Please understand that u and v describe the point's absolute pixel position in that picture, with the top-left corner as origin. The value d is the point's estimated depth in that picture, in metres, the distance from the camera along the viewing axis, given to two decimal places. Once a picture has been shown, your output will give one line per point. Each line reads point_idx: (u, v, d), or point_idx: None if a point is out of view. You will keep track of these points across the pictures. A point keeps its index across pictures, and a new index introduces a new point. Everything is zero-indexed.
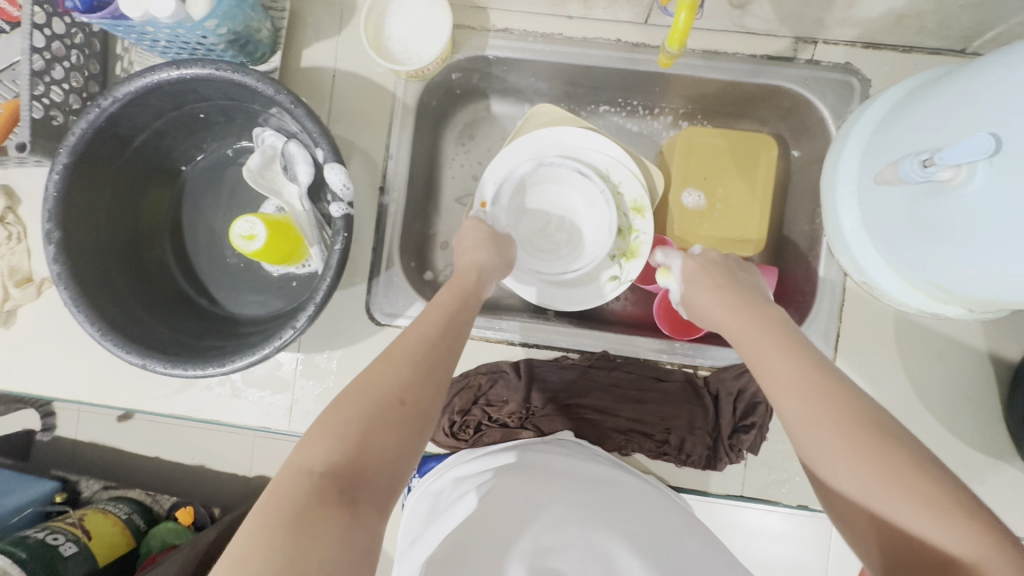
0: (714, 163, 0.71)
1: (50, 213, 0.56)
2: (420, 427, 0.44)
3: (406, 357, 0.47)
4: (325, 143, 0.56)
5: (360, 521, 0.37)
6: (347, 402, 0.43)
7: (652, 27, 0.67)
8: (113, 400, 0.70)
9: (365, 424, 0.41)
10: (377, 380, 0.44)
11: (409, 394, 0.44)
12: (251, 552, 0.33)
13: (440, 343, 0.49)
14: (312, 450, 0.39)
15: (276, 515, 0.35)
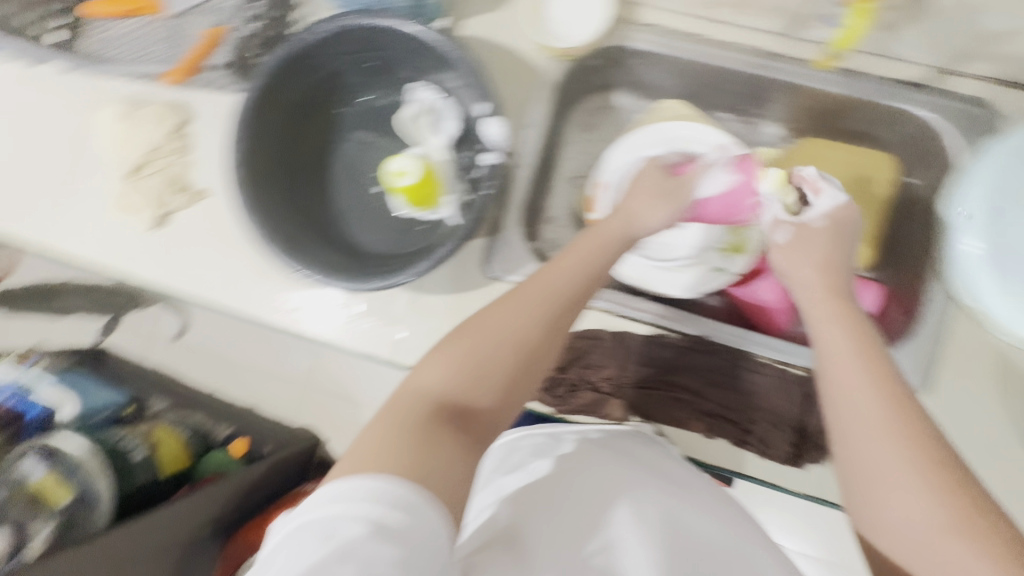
0: (830, 174, 0.75)
1: (241, 126, 0.64)
2: (524, 368, 0.52)
3: (527, 304, 0.54)
4: (490, 99, 0.62)
5: (464, 445, 0.47)
6: (468, 337, 0.52)
7: (793, 40, 0.71)
8: (243, 308, 0.77)
9: (480, 357, 0.51)
10: (495, 322, 0.52)
11: (522, 343, 0.52)
12: (383, 445, 0.44)
13: (565, 295, 0.55)
14: (434, 373, 0.50)
15: (399, 417, 0.47)
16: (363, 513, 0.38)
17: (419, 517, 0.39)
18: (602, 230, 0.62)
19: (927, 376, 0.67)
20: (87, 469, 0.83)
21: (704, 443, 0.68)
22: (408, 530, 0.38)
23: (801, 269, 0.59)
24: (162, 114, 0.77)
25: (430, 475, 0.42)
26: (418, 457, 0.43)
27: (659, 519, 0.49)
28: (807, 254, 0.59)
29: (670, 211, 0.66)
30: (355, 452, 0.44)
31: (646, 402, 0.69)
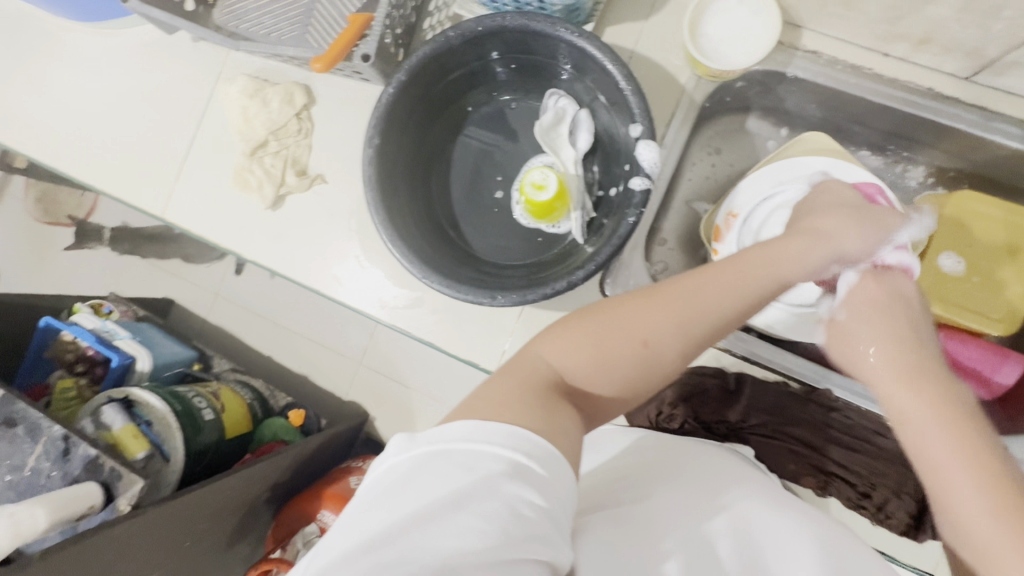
0: (982, 232, 0.70)
1: (377, 120, 0.62)
2: (649, 374, 0.44)
3: (673, 307, 0.44)
4: (644, 120, 0.58)
5: (581, 427, 0.42)
6: (596, 321, 0.44)
7: (971, 84, 0.66)
8: (348, 299, 0.77)
9: (608, 349, 0.44)
10: (631, 317, 0.44)
11: (652, 338, 0.44)
12: (501, 402, 0.39)
13: (725, 313, 0.46)
14: (557, 348, 0.44)
15: (516, 382, 0.42)
16: (505, 454, 0.36)
17: (553, 476, 0.36)
18: (774, 247, 0.53)
19: None
20: (164, 419, 0.92)
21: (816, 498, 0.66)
22: (545, 484, 0.36)
23: (866, 341, 0.48)
24: (290, 93, 0.77)
25: (556, 439, 0.38)
26: (546, 412, 0.39)
27: (777, 525, 0.46)
28: (870, 315, 0.49)
29: (867, 237, 0.51)
30: (475, 393, 0.41)
31: (759, 449, 0.67)
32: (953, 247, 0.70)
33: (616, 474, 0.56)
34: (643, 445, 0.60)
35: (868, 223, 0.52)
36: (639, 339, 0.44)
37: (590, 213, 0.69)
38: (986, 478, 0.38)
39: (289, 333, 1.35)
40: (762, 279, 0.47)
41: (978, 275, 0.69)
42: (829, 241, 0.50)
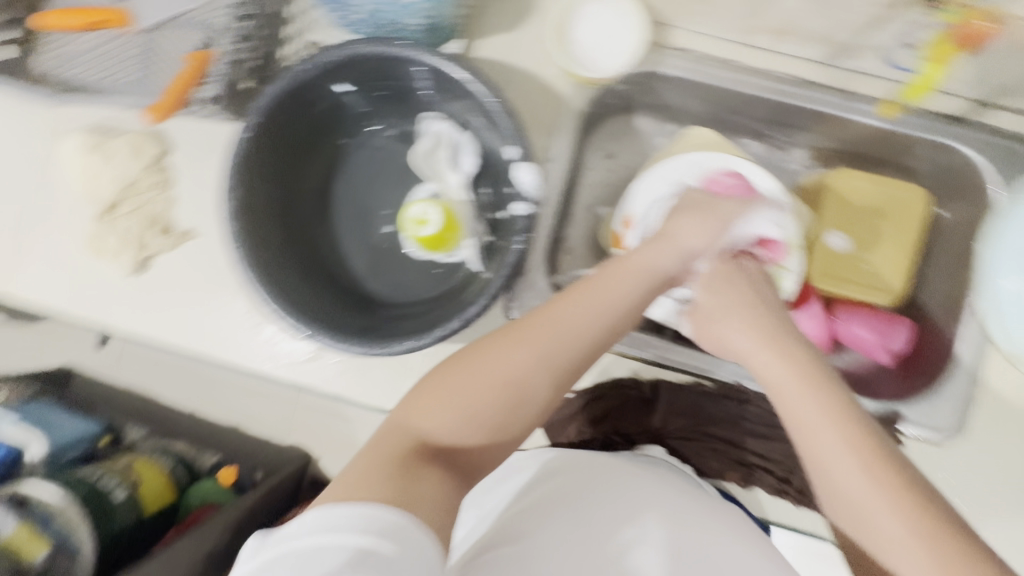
0: (861, 208, 0.72)
1: (233, 171, 0.56)
2: (514, 414, 0.45)
3: (528, 344, 0.46)
4: (520, 142, 0.56)
5: (449, 485, 0.41)
6: (456, 373, 0.45)
7: (833, 69, 0.67)
8: (239, 361, 0.70)
9: (469, 400, 0.44)
10: (490, 361, 0.45)
11: (521, 381, 0.45)
12: (361, 480, 0.38)
13: (582, 339, 0.48)
14: (423, 413, 0.44)
15: (375, 458, 0.41)
16: (347, 540, 0.33)
17: (403, 553, 0.34)
18: (626, 262, 0.54)
19: (965, 419, 0.66)
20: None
21: (744, 491, 0.67)
22: (392, 564, 0.33)
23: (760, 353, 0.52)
24: (138, 144, 0.69)
25: (410, 509, 0.37)
26: (401, 486, 0.38)
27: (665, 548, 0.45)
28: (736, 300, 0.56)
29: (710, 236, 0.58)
30: (333, 483, 0.39)
31: (684, 451, 0.68)
32: (838, 227, 0.73)
33: (518, 499, 0.53)
34: (547, 467, 0.57)
35: (701, 216, 0.59)
36: (506, 382, 0.45)
37: (485, 238, 0.66)
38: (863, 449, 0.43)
39: None
40: (614, 298, 0.50)
41: (865, 250, 0.72)
42: (673, 243, 0.56)
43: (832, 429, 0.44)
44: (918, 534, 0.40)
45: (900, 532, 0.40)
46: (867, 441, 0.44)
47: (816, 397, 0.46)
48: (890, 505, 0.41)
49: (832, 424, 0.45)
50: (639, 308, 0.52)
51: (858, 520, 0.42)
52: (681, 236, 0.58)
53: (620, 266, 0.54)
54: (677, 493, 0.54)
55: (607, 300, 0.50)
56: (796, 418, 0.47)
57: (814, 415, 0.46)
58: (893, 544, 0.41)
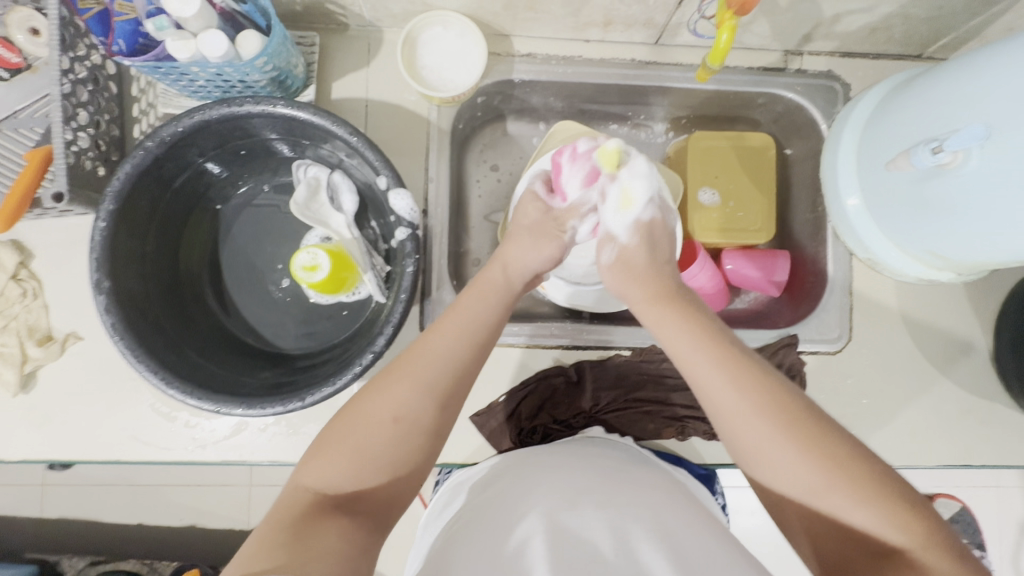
0: (722, 162, 0.79)
1: (98, 264, 0.54)
2: (411, 446, 0.49)
3: (413, 382, 0.50)
4: (386, 170, 0.57)
5: (350, 531, 0.43)
6: (346, 426, 0.48)
7: (661, 47, 0.74)
8: (158, 456, 0.66)
9: (364, 446, 0.47)
10: (376, 406, 0.49)
11: (403, 412, 0.49)
12: (257, 546, 0.40)
13: (457, 355, 0.52)
14: (317, 469, 0.47)
15: (274, 523, 0.43)
16: None
17: None
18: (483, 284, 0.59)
19: (850, 326, 0.73)
20: None
21: (681, 444, 0.71)
22: None
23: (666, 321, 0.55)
24: None
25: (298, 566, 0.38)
26: (292, 545, 0.40)
27: (581, 524, 0.47)
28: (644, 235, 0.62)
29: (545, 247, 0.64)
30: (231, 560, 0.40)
31: (621, 422, 0.72)
32: (707, 183, 0.79)
33: (463, 523, 0.53)
34: (484, 486, 0.59)
35: (539, 240, 0.64)
36: (391, 418, 0.48)
37: (383, 269, 0.67)
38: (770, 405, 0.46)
39: (139, 490, 1.07)
40: (470, 323, 0.55)
41: (733, 200, 0.79)
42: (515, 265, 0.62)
43: (734, 397, 0.47)
44: (822, 463, 0.43)
45: (809, 474, 0.43)
46: (774, 392, 0.47)
47: (722, 368, 0.49)
48: (798, 454, 0.44)
49: (727, 382, 0.48)
50: (487, 322, 0.56)
51: (770, 475, 0.46)
52: (516, 257, 0.62)
53: (480, 288, 0.59)
54: (607, 473, 0.56)
55: (462, 316, 0.55)
56: (707, 391, 0.49)
57: (726, 396, 0.48)
58: (816, 491, 0.43)
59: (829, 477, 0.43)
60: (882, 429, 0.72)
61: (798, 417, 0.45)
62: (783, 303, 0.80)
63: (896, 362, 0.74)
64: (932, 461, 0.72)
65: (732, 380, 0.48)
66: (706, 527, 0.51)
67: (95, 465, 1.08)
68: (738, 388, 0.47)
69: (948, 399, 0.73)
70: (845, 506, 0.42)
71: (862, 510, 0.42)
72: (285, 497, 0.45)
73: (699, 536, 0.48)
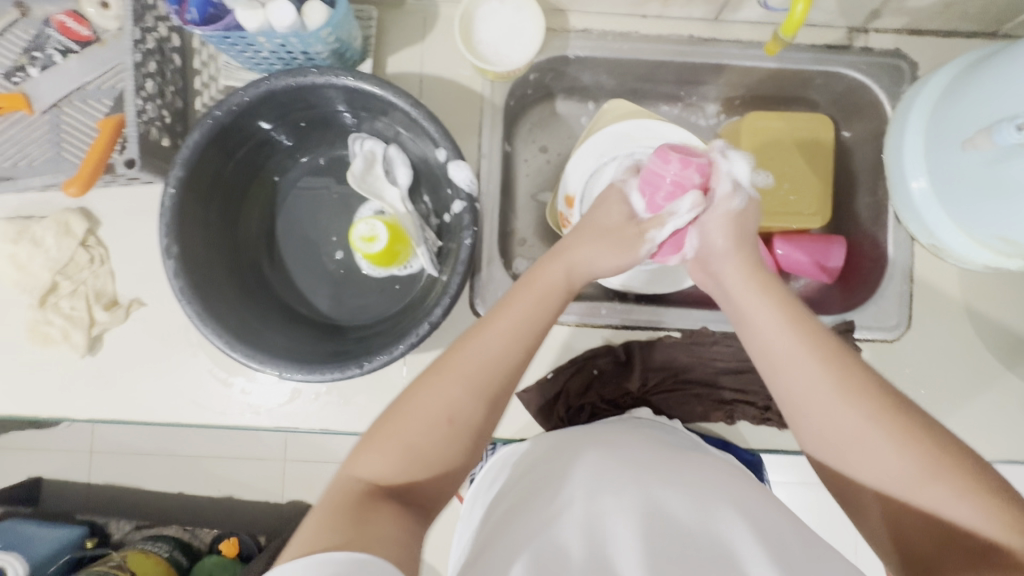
0: (777, 143, 0.77)
1: (167, 229, 0.55)
2: (459, 446, 0.49)
3: (464, 384, 0.49)
4: (446, 142, 0.57)
5: (408, 520, 0.44)
6: (401, 422, 0.48)
7: (720, 23, 0.72)
8: (215, 420, 0.68)
9: (413, 442, 0.47)
10: (427, 404, 0.48)
11: (455, 413, 0.49)
12: (317, 530, 0.41)
13: (510, 357, 0.51)
14: (366, 459, 0.47)
15: (329, 508, 0.43)
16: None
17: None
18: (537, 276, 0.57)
19: (908, 315, 0.71)
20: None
21: (728, 429, 0.70)
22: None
23: (752, 303, 0.54)
24: (65, 224, 0.67)
25: (367, 544, 0.39)
26: (355, 525, 0.41)
27: (645, 502, 0.47)
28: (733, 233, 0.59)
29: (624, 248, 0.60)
30: (294, 537, 0.41)
31: (668, 405, 0.71)
32: (760, 165, 0.77)
33: (517, 497, 0.54)
34: (534, 463, 0.59)
35: (613, 242, 0.59)
36: (443, 419, 0.48)
37: (435, 243, 0.67)
38: (860, 394, 0.46)
39: (183, 457, 1.11)
40: (524, 322, 0.53)
41: (788, 182, 0.77)
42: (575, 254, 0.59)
43: (820, 374, 0.48)
44: (924, 461, 0.43)
45: (910, 469, 0.43)
46: (862, 387, 0.46)
47: (806, 357, 0.49)
48: (897, 450, 0.44)
49: (815, 367, 0.48)
50: (543, 316, 0.55)
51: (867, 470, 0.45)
52: (584, 258, 0.59)
53: (539, 280, 0.57)
54: (662, 454, 0.56)
55: (518, 309, 0.54)
56: (801, 386, 0.48)
57: (795, 376, 0.49)
58: (912, 484, 0.43)
59: (926, 469, 0.43)
60: (939, 421, 0.70)
61: (887, 409, 0.45)
62: (835, 291, 0.78)
63: (955, 352, 0.71)
64: (991, 456, 0.70)
65: (823, 361, 0.48)
66: (769, 505, 0.50)
67: (143, 434, 1.11)
68: (823, 370, 0.48)
69: (1011, 392, 0.70)
70: (941, 498, 0.42)
71: (964, 505, 0.41)
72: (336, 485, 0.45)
73: (771, 522, 0.46)
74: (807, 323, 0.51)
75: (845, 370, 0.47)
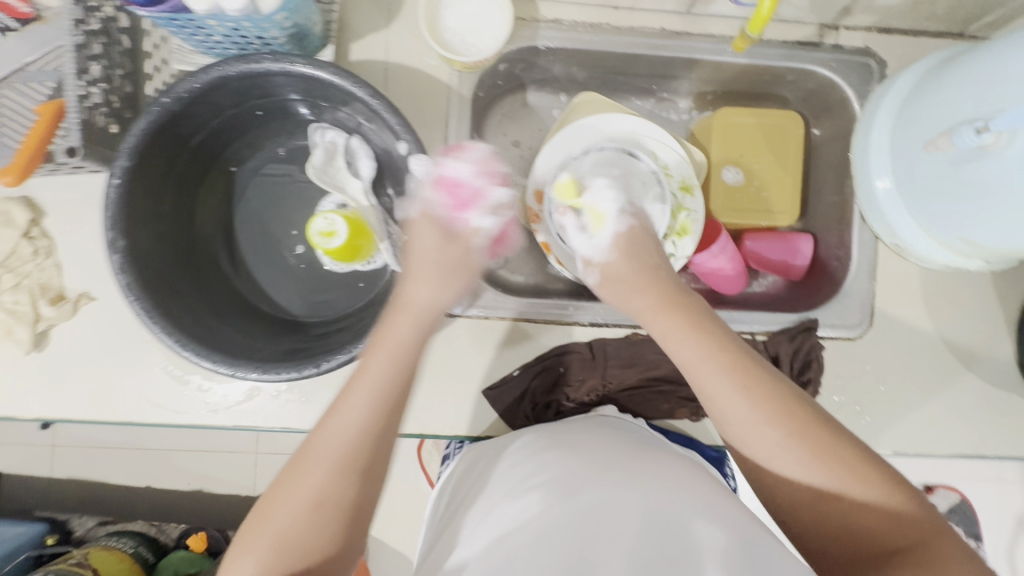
0: (747, 140, 0.76)
1: (112, 222, 0.53)
2: (333, 532, 0.45)
3: (335, 449, 0.47)
4: (408, 135, 0.55)
5: None
6: (281, 496, 0.46)
7: (692, 16, 0.71)
8: (170, 419, 0.66)
9: (284, 539, 0.44)
10: (294, 492, 0.46)
11: (325, 494, 0.46)
12: None
13: (372, 419, 0.48)
14: (240, 562, 0.44)
15: None
16: None
17: None
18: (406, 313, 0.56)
19: (871, 313, 0.72)
20: None
21: (693, 425, 0.70)
22: None
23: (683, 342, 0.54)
24: (6, 213, 0.64)
25: None
26: None
27: (611, 510, 0.46)
28: (629, 260, 0.63)
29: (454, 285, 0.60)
30: None
31: (634, 402, 0.71)
32: (730, 161, 0.77)
33: (485, 508, 0.53)
34: (504, 469, 0.58)
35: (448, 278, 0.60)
36: (310, 501, 0.45)
37: (400, 238, 0.65)
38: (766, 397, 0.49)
39: (148, 452, 1.08)
40: (387, 373, 0.50)
41: (758, 179, 0.77)
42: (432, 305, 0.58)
43: (726, 382, 0.50)
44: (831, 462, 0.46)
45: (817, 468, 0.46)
46: (766, 395, 0.49)
47: (716, 365, 0.51)
48: (811, 460, 0.46)
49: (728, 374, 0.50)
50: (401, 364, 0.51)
51: (778, 467, 0.48)
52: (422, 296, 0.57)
53: (387, 343, 0.53)
54: (630, 454, 0.55)
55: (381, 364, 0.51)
56: (706, 390, 0.51)
57: (732, 401, 0.50)
58: (827, 493, 0.45)
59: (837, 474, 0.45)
60: (898, 416, 0.71)
61: (785, 407, 0.49)
62: (802, 288, 0.79)
63: (915, 349, 0.73)
64: (946, 450, 0.72)
65: (742, 386, 0.49)
66: (738, 511, 0.50)
67: (106, 428, 1.08)
68: (750, 399, 0.49)
69: (967, 389, 0.72)
70: (820, 476, 0.46)
71: (873, 497, 0.44)
72: None
73: (732, 520, 0.47)
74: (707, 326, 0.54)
75: (754, 373, 0.50)
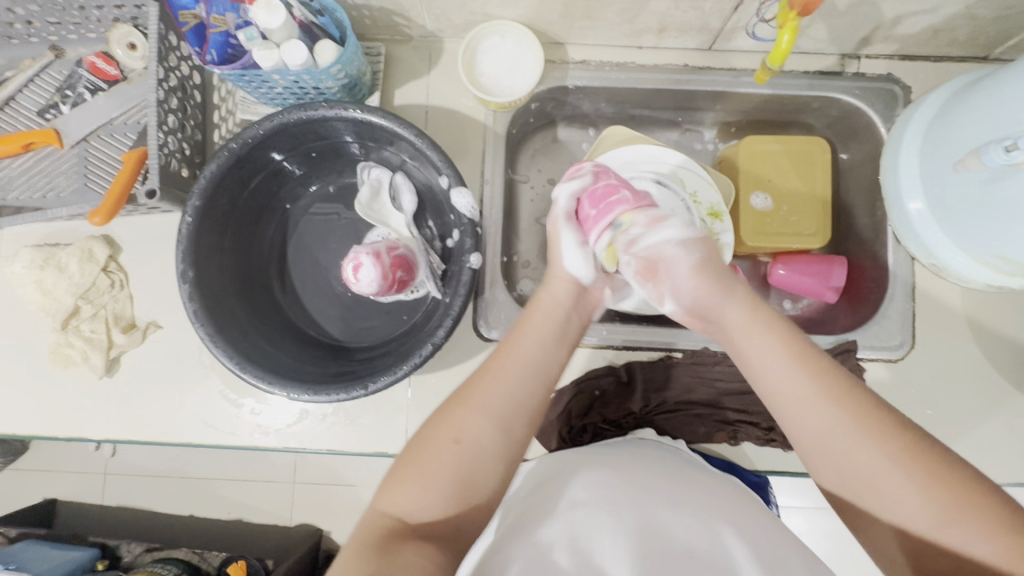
0: (776, 166, 0.78)
1: (184, 255, 0.58)
2: (477, 469, 0.47)
3: (508, 372, 0.51)
4: (449, 170, 0.60)
5: (438, 558, 0.42)
6: (416, 453, 0.47)
7: (714, 52, 0.75)
8: (226, 440, 0.70)
9: (427, 467, 0.46)
10: (444, 424, 0.48)
11: (462, 433, 0.47)
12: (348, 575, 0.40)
13: (529, 384, 0.51)
14: (393, 494, 0.46)
15: (357, 545, 0.43)
16: None
17: None
18: (513, 339, 0.55)
19: (912, 334, 0.71)
20: None
21: (733, 450, 0.70)
22: None
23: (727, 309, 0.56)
24: (88, 250, 0.70)
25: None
26: (385, 560, 0.40)
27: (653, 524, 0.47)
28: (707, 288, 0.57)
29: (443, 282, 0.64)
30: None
31: (671, 425, 0.72)
32: (759, 188, 0.78)
33: (518, 518, 0.54)
34: (539, 483, 0.59)
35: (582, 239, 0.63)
36: (452, 440, 0.47)
37: (439, 267, 0.69)
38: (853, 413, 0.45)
39: (195, 483, 1.12)
40: (540, 332, 0.55)
41: (786, 204, 0.77)
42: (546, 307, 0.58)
43: (835, 421, 0.45)
44: (917, 486, 0.42)
45: (907, 483, 0.42)
46: (904, 451, 0.43)
47: (817, 405, 0.47)
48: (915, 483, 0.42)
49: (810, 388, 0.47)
50: (563, 341, 0.56)
51: (888, 512, 0.43)
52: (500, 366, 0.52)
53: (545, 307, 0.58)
54: (672, 476, 0.56)
55: (545, 334, 0.55)
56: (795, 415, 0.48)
57: (819, 410, 0.46)
58: (934, 522, 0.41)
59: (946, 505, 0.41)
60: (951, 441, 0.69)
61: (924, 467, 0.42)
62: (838, 310, 0.79)
63: (963, 372, 0.71)
64: (1008, 477, 0.68)
65: (833, 398, 0.46)
66: (778, 532, 0.50)
67: (156, 456, 1.13)
68: (835, 411, 0.46)
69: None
70: (962, 532, 0.40)
71: (984, 541, 0.39)
72: (363, 522, 0.44)
73: (775, 545, 0.47)
74: (812, 361, 0.49)
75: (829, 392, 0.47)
